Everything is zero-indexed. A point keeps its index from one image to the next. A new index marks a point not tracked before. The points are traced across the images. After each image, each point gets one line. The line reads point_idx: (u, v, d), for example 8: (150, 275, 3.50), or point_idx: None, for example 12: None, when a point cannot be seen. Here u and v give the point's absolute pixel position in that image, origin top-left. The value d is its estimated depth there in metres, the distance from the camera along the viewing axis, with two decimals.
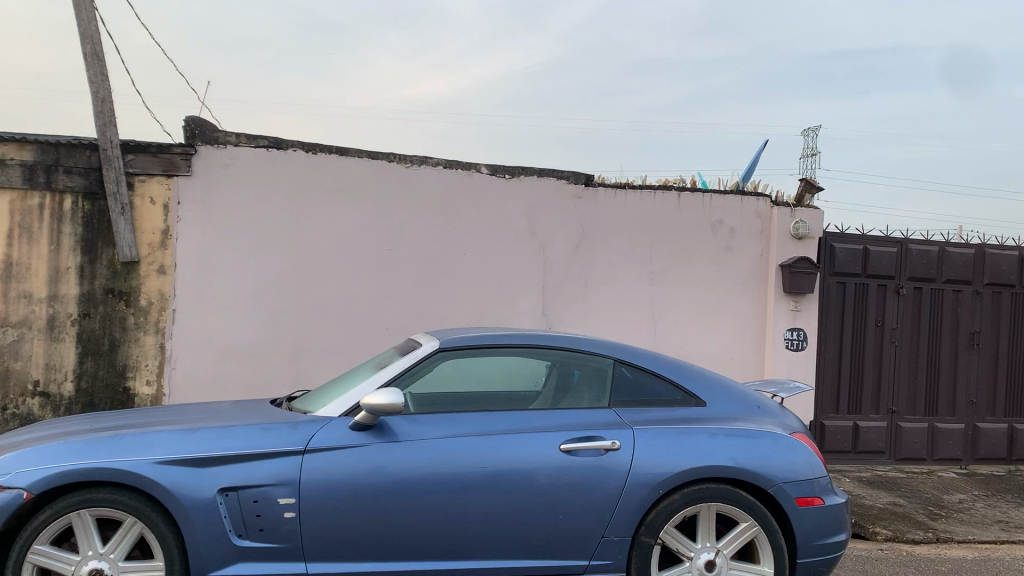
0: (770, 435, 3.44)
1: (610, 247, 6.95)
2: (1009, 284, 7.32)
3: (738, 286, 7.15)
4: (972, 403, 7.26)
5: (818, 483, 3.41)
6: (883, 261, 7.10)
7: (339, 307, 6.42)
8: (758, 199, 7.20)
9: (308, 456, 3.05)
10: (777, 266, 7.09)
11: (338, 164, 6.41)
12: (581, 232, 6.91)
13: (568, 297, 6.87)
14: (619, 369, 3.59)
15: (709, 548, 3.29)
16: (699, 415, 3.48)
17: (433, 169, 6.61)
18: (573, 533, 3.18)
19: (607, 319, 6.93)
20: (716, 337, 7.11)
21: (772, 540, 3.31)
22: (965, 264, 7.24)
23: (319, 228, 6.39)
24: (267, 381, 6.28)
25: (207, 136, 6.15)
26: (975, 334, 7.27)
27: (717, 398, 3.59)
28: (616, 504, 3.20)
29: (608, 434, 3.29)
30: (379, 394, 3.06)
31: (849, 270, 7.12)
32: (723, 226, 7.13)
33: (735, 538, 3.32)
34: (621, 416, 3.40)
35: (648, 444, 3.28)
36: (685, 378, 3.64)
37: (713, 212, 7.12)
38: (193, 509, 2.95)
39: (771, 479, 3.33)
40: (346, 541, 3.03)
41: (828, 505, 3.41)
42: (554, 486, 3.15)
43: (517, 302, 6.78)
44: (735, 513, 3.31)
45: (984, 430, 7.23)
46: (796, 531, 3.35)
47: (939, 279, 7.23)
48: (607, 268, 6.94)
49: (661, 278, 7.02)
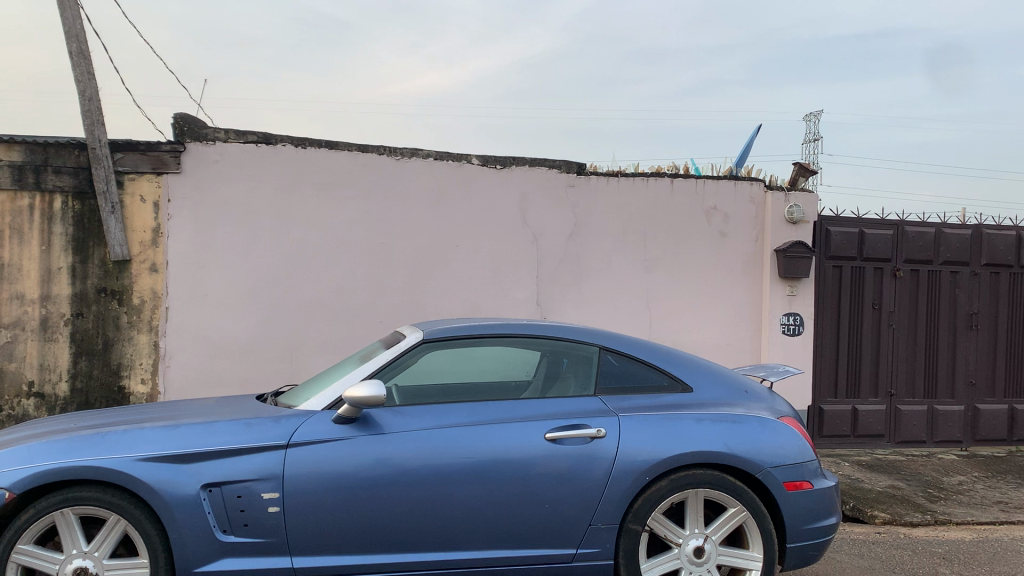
0: (758, 419, 3.43)
1: (604, 235, 6.93)
2: (1007, 264, 7.28)
3: (733, 272, 7.12)
4: (971, 384, 7.22)
5: (807, 467, 3.39)
6: (879, 243, 7.07)
7: (333, 301, 6.41)
8: (752, 183, 7.16)
9: (292, 450, 3.04)
10: (771, 250, 7.05)
11: (328, 157, 6.39)
12: (574, 221, 6.88)
13: (562, 286, 6.85)
14: (605, 357, 3.57)
15: (698, 534, 3.27)
16: (685, 401, 3.46)
17: (424, 160, 6.59)
18: (560, 521, 3.17)
19: (602, 307, 6.91)
20: (711, 323, 7.08)
21: (761, 525, 3.29)
22: (962, 245, 7.20)
23: (310, 222, 6.37)
24: (261, 378, 6.28)
25: (196, 133, 6.14)
26: (973, 315, 7.23)
27: (704, 382, 3.57)
28: (603, 492, 3.18)
29: (594, 421, 3.27)
30: (362, 386, 3.05)
31: (844, 254, 7.08)
32: (717, 212, 7.10)
33: (724, 523, 3.30)
34: (608, 403, 3.39)
35: (634, 431, 3.26)
36: (672, 364, 3.62)
37: (706, 198, 7.09)
38: (176, 505, 2.94)
39: (759, 463, 3.31)
40: (332, 533, 3.02)
41: (817, 488, 3.39)
42: (539, 475, 3.14)
43: (511, 293, 6.76)
44: (724, 498, 3.29)
45: (984, 411, 7.20)
46: (785, 515, 3.33)
47: (937, 261, 7.19)
48: (601, 256, 6.92)
49: (656, 265, 7.00)
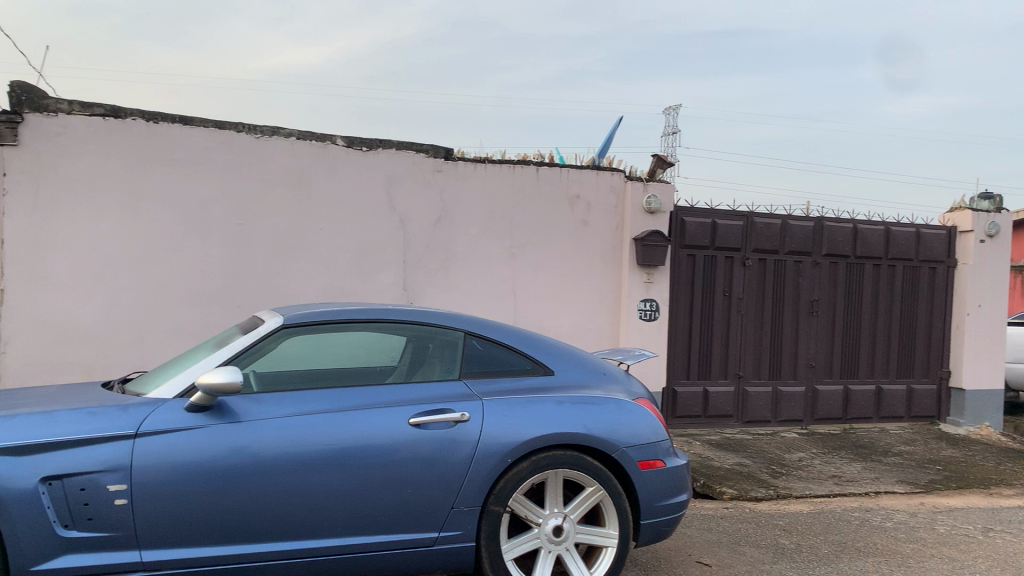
0: (615, 401, 3.55)
1: (470, 221, 6.95)
2: (844, 254, 7.81)
3: (595, 259, 7.30)
4: (811, 367, 7.73)
5: (660, 447, 3.54)
6: (730, 234, 7.45)
7: (188, 284, 6.15)
8: (614, 173, 7.35)
9: (141, 440, 2.90)
10: (630, 239, 7.27)
11: (183, 134, 6.11)
12: (441, 206, 6.87)
13: (428, 271, 6.83)
14: (469, 342, 3.60)
15: (557, 514, 3.36)
16: (546, 384, 3.53)
17: (286, 140, 6.40)
18: (422, 505, 3.18)
19: (468, 292, 6.95)
20: (573, 309, 7.24)
21: (617, 503, 3.41)
22: (804, 236, 7.68)
23: (163, 201, 6.08)
24: (108, 364, 5.95)
25: (36, 103, 5.73)
26: (814, 302, 7.73)
27: (564, 366, 3.66)
28: (465, 475, 3.21)
29: (458, 406, 3.30)
30: (217, 373, 2.94)
31: (698, 243, 7.41)
32: (580, 200, 7.26)
33: (582, 502, 3.39)
34: (471, 388, 3.42)
35: (497, 414, 3.31)
36: (534, 349, 3.68)
37: (570, 186, 7.23)
38: (10, 501, 2.76)
39: (615, 443, 3.42)
40: (184, 524, 2.91)
41: (669, 466, 3.55)
42: (402, 459, 3.14)
43: (376, 278, 6.69)
44: (582, 478, 3.39)
45: (822, 392, 7.72)
46: (640, 493, 3.47)
47: (782, 251, 7.63)
48: (467, 242, 6.95)
49: (521, 252, 7.10)
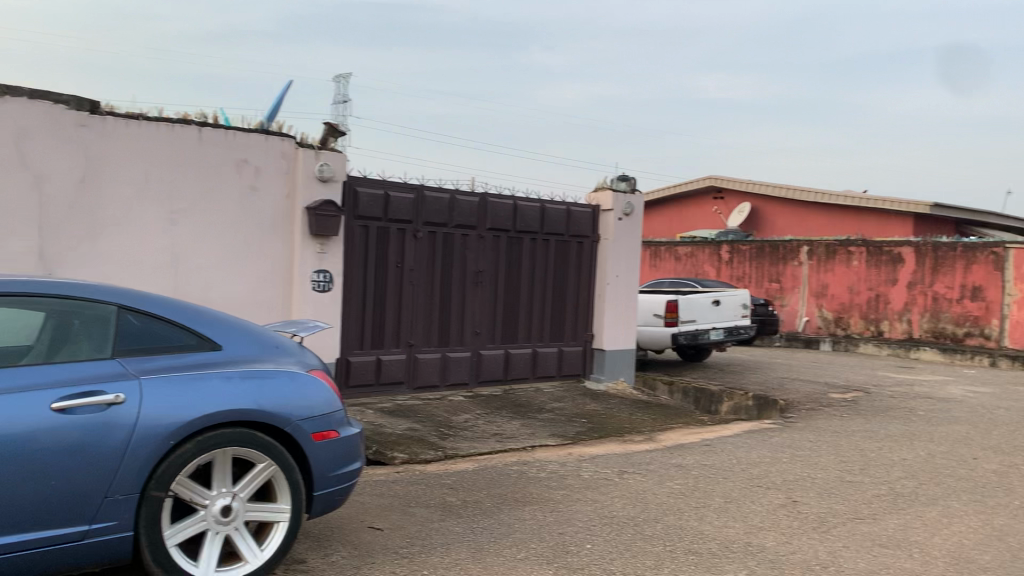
0: (287, 373, 3.48)
1: (122, 184, 6.34)
2: (506, 228, 8.35)
3: (264, 227, 7.04)
4: (476, 333, 8.18)
5: (333, 417, 3.55)
6: (400, 206, 7.60)
7: None
8: (284, 139, 7.11)
9: None
10: (302, 208, 7.12)
11: None
12: (85, 165, 6.18)
13: (70, 238, 6.12)
14: (124, 317, 3.30)
15: (225, 494, 3.23)
16: (213, 359, 3.36)
17: None
18: (69, 497, 2.88)
19: (120, 261, 6.35)
20: (241, 279, 6.93)
21: (289, 477, 3.36)
22: (470, 210, 8.07)
23: None
24: None
25: None
26: (478, 272, 8.17)
27: (232, 339, 3.50)
28: (120, 461, 2.96)
29: (110, 387, 3.02)
30: None
31: (370, 214, 7.47)
32: (248, 165, 6.93)
33: (252, 479, 3.29)
34: (127, 366, 3.14)
35: (156, 394, 3.08)
36: (199, 322, 3.48)
37: (237, 150, 6.87)
38: None
39: (287, 417, 3.36)
40: None
41: (342, 436, 3.57)
42: (43, 449, 2.81)
43: (4, 244, 5.85)
44: (252, 455, 3.28)
45: (486, 356, 8.23)
46: (312, 465, 3.45)
47: (450, 224, 7.96)
48: (119, 206, 6.33)
49: (182, 218, 6.63)
